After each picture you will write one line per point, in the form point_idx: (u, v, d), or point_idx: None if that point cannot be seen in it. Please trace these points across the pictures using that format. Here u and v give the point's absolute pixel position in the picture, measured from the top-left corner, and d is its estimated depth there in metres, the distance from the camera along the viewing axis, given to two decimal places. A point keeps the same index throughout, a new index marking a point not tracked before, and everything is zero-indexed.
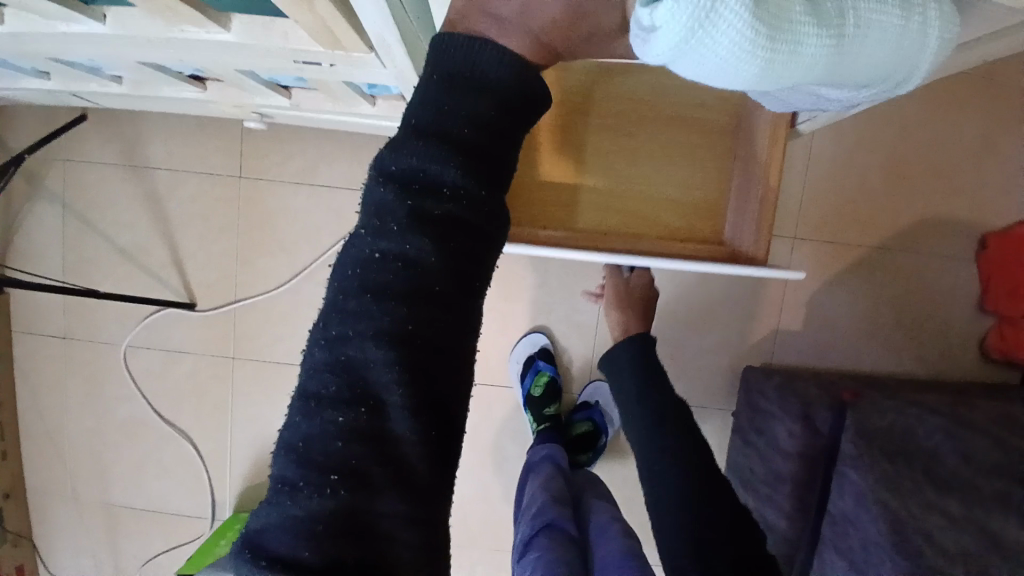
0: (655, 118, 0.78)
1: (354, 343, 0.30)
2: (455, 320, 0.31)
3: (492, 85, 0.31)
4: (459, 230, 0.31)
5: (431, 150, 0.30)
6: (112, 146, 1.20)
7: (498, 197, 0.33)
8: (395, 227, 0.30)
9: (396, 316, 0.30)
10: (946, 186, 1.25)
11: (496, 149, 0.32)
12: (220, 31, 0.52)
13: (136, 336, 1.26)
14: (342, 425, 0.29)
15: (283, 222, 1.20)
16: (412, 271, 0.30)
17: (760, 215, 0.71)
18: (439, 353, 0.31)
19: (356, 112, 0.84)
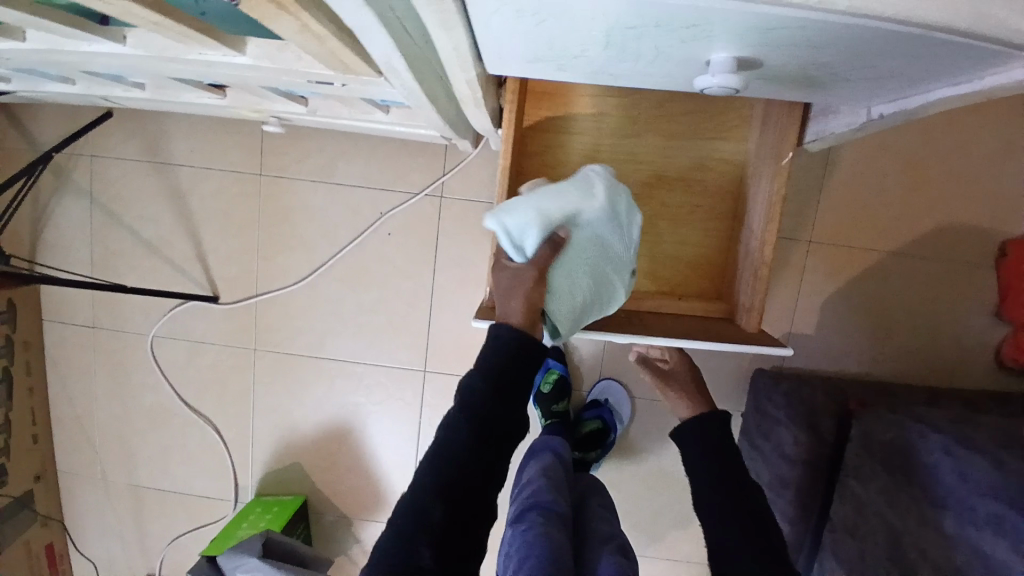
0: (656, 171, 0.77)
1: (404, 537, 0.55)
2: (468, 519, 0.57)
3: (499, 380, 0.57)
4: (491, 426, 0.56)
5: (481, 385, 0.57)
6: (136, 143, 1.24)
7: (497, 441, 0.57)
8: (459, 421, 0.57)
9: (449, 471, 0.56)
10: (969, 189, 1.23)
11: (519, 381, 0.58)
12: (235, 54, 0.54)
13: (160, 325, 1.31)
14: (407, 534, 0.55)
15: (302, 217, 1.23)
16: (444, 494, 0.56)
17: (753, 296, 0.69)
18: (457, 540, 0.56)
19: (369, 119, 0.86)
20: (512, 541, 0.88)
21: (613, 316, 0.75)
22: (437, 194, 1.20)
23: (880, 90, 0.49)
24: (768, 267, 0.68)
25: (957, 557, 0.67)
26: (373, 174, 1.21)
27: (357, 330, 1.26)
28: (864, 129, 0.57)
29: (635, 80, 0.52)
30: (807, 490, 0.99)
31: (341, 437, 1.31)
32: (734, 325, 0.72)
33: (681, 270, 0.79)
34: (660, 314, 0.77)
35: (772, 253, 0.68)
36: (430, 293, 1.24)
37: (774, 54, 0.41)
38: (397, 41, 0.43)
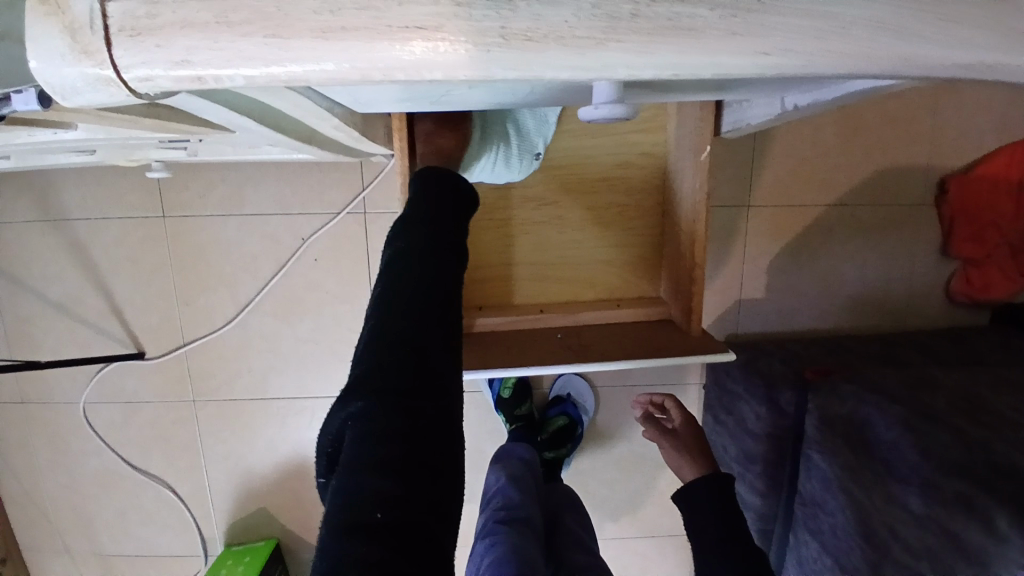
0: (576, 174, 0.72)
1: (370, 360, 0.42)
2: (439, 324, 0.45)
3: (427, 191, 0.53)
4: (439, 234, 0.50)
5: (420, 205, 0.51)
6: (22, 200, 1.12)
7: (444, 240, 0.50)
8: (404, 243, 0.48)
9: (410, 283, 0.45)
10: (900, 129, 1.21)
11: (455, 197, 0.54)
12: (64, 132, 0.46)
13: (89, 391, 1.21)
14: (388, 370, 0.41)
15: (220, 254, 1.14)
16: (400, 298, 0.44)
17: (690, 299, 0.65)
18: (431, 345, 0.43)
19: (258, 153, 0.78)
20: (481, 558, 0.87)
21: (549, 340, 0.69)
22: (359, 210, 1.13)
23: (791, 84, 0.44)
24: (702, 266, 0.64)
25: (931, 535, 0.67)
26: (287, 198, 1.12)
27: (300, 363, 1.20)
28: (782, 118, 0.52)
29: (519, 103, 0.46)
30: (774, 462, 1.00)
31: (303, 473, 1.25)
32: (676, 328, 0.68)
33: (616, 274, 0.75)
34: (599, 326, 0.72)
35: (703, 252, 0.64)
36: None
37: None
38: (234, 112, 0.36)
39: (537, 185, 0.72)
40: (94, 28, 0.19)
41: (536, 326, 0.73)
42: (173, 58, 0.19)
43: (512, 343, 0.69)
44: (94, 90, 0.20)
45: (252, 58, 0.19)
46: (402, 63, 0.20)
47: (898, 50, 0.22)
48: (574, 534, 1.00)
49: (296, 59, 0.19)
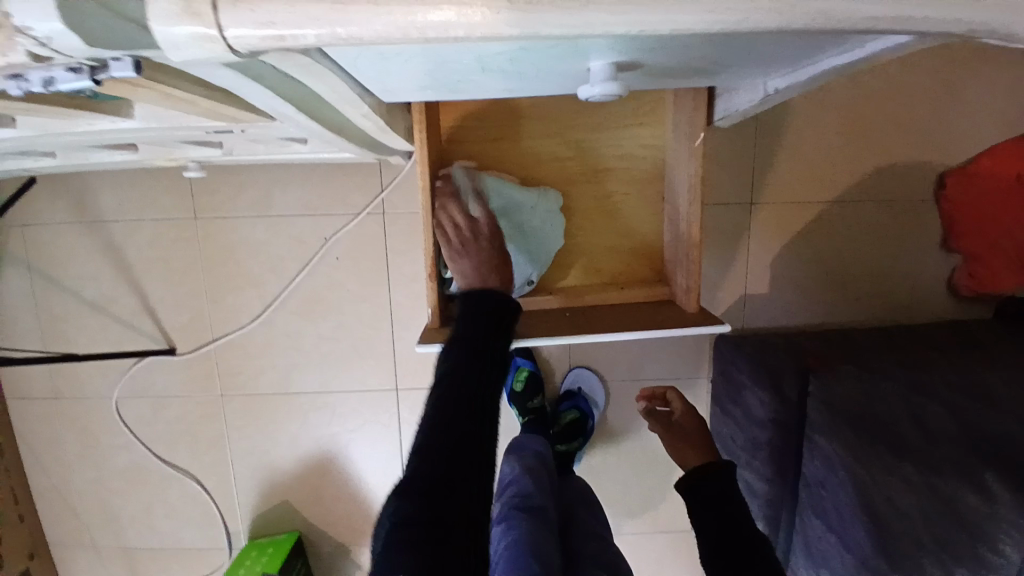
0: (583, 165, 0.77)
1: (415, 467, 0.53)
2: (476, 444, 0.55)
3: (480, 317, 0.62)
4: (481, 354, 0.59)
5: (467, 324, 0.62)
6: (62, 205, 1.20)
7: (488, 362, 0.59)
8: (452, 361, 0.59)
9: (452, 404, 0.55)
10: (898, 128, 1.26)
11: (499, 311, 0.64)
12: (124, 120, 0.53)
13: (120, 385, 1.27)
14: (427, 478, 0.52)
15: (247, 255, 1.21)
16: (446, 421, 0.55)
17: (689, 277, 0.70)
18: (466, 463, 0.54)
19: (287, 152, 0.84)
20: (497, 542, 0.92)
21: (558, 319, 0.74)
22: (379, 211, 1.19)
23: (775, 64, 0.48)
24: (699, 246, 0.68)
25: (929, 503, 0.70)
26: (310, 200, 1.19)
27: (322, 359, 1.25)
28: (766, 103, 0.57)
29: (525, 89, 0.51)
30: (780, 448, 1.03)
31: (324, 467, 1.30)
32: (676, 307, 0.73)
33: (620, 259, 0.79)
34: (605, 306, 0.76)
35: (700, 232, 0.68)
36: (389, 310, 1.23)
37: (652, 55, 0.41)
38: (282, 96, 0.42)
39: (545, 176, 0.78)
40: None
41: (545, 307, 0.77)
42: (261, 18, 0.24)
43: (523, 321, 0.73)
44: (197, 46, 0.25)
45: (318, 19, 0.24)
46: (432, 24, 0.25)
47: (841, 6, 0.27)
48: (586, 522, 1.04)
49: (351, 22, 0.25)
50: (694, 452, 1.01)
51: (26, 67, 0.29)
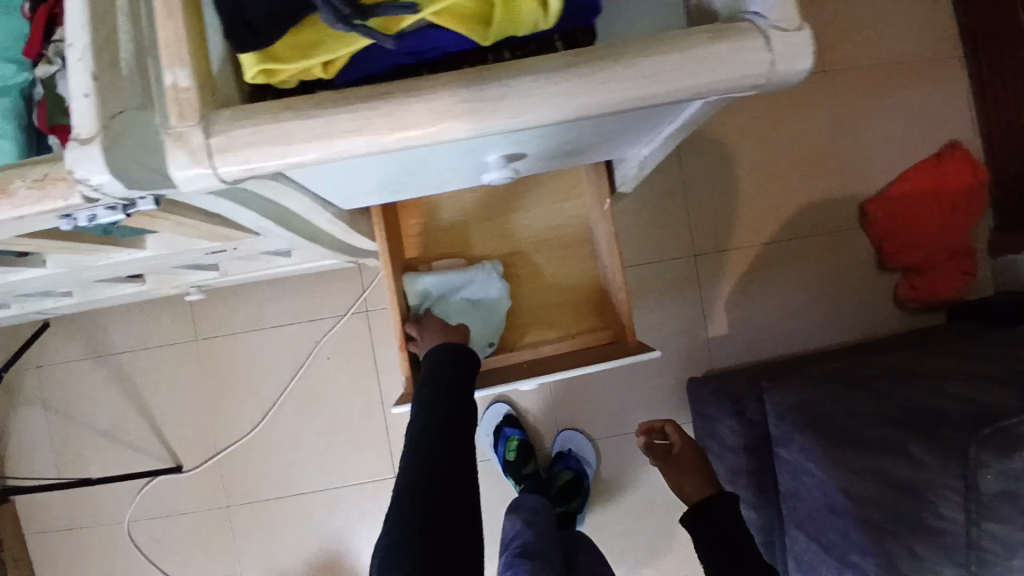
0: (523, 240, 0.92)
1: (399, 497, 0.64)
2: (454, 476, 0.65)
3: (441, 367, 0.74)
4: (444, 396, 0.72)
5: (431, 374, 0.74)
6: (75, 344, 1.32)
7: (457, 412, 0.71)
8: (420, 407, 0.71)
9: (422, 440, 0.67)
10: (810, 173, 1.43)
11: (458, 360, 0.76)
12: (138, 250, 0.66)
13: (132, 509, 1.32)
14: (407, 502, 0.63)
15: (245, 365, 1.32)
16: (427, 458, 0.66)
17: (623, 316, 0.82)
18: (447, 491, 0.64)
19: (274, 266, 0.98)
20: None
21: (519, 370, 0.84)
22: (363, 309, 1.32)
23: (636, 137, 0.63)
24: (624, 289, 0.81)
25: None
26: (299, 308, 1.31)
27: (323, 455, 1.32)
28: (645, 166, 0.72)
29: (451, 183, 0.66)
30: (757, 471, 1.09)
31: (334, 564, 1.32)
32: (618, 345, 0.84)
33: (568, 313, 0.91)
34: (559, 354, 0.87)
35: (624, 277, 0.81)
36: (382, 398, 1.33)
37: (531, 146, 0.55)
38: (262, 212, 0.55)
39: (493, 252, 0.91)
40: (201, 144, 0.36)
41: (507, 362, 0.88)
42: (239, 160, 0.36)
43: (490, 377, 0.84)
44: (201, 179, 0.36)
45: None
46: None
47: None
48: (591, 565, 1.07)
49: None
50: (694, 484, 1.00)
51: (80, 207, 0.41)
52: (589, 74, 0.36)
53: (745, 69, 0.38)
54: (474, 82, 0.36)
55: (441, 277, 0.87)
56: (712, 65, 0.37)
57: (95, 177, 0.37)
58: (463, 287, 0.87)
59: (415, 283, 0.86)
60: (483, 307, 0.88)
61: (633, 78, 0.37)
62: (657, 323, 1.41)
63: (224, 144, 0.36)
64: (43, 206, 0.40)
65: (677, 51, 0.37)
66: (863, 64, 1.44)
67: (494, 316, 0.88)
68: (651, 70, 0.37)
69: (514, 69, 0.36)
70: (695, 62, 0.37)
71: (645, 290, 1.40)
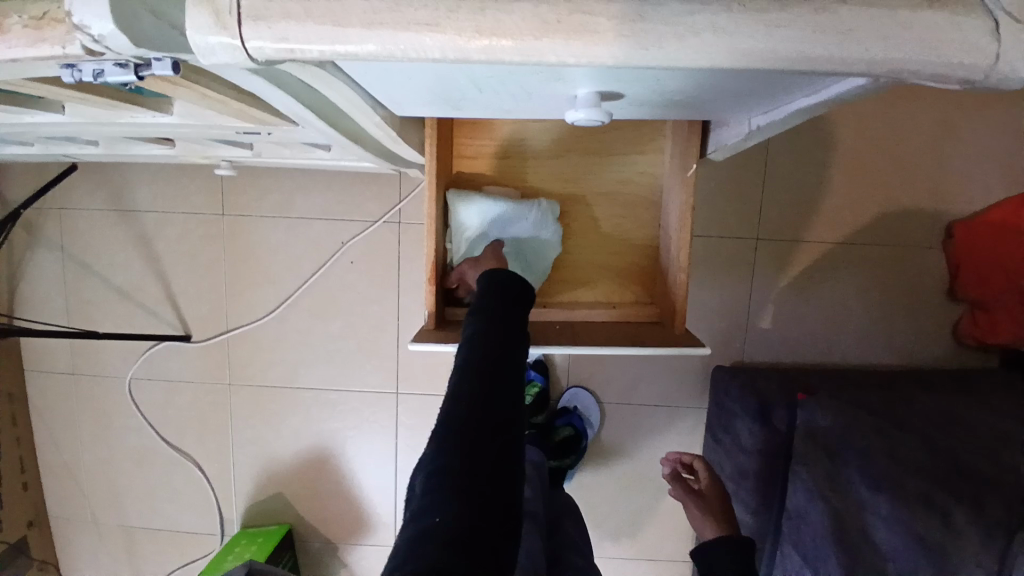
0: (584, 189, 0.82)
1: (447, 414, 0.52)
2: (509, 408, 0.54)
3: (498, 290, 0.66)
4: (500, 319, 0.63)
5: (485, 297, 0.65)
6: (101, 193, 1.28)
7: (510, 338, 0.61)
8: (472, 326, 0.61)
9: (477, 355, 0.57)
10: (909, 176, 1.28)
11: (515, 289, 0.68)
12: (162, 114, 0.58)
13: (136, 368, 1.33)
14: (458, 417, 0.51)
15: (266, 252, 1.27)
16: (482, 373, 0.55)
17: (675, 299, 0.73)
18: (502, 421, 0.53)
19: (311, 157, 0.90)
20: None
21: (547, 329, 0.77)
22: (395, 220, 1.25)
23: (755, 101, 0.52)
24: (684, 272, 0.72)
25: (909, 543, 0.70)
26: (330, 205, 1.25)
27: (329, 359, 1.30)
28: (750, 138, 0.61)
29: (524, 112, 0.56)
30: (766, 480, 1.03)
31: (321, 463, 1.34)
32: (662, 328, 0.76)
33: (614, 279, 0.83)
34: (594, 322, 0.80)
35: (688, 257, 0.72)
36: (397, 315, 1.28)
37: (631, 87, 0.45)
38: (302, 100, 0.47)
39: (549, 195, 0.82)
40: (231, 9, 0.27)
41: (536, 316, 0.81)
42: (274, 34, 0.27)
43: None
44: (226, 53, 0.28)
45: None
46: None
47: None
48: (574, 535, 1.05)
49: None
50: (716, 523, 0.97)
51: (81, 61, 0.33)
52: (758, 9, 0.27)
53: (966, 51, 0.27)
54: None
55: (496, 206, 0.76)
56: (920, 33, 0.27)
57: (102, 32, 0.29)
58: (517, 222, 0.77)
59: (467, 206, 0.75)
60: (531, 247, 0.80)
61: (814, 28, 0.27)
62: (696, 302, 1.31)
63: (259, 8, 0.27)
64: (37, 53, 0.32)
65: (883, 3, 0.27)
66: None
67: (540, 259, 0.81)
68: (842, 23, 0.27)
69: None
70: (898, 23, 0.27)
71: (693, 264, 1.30)
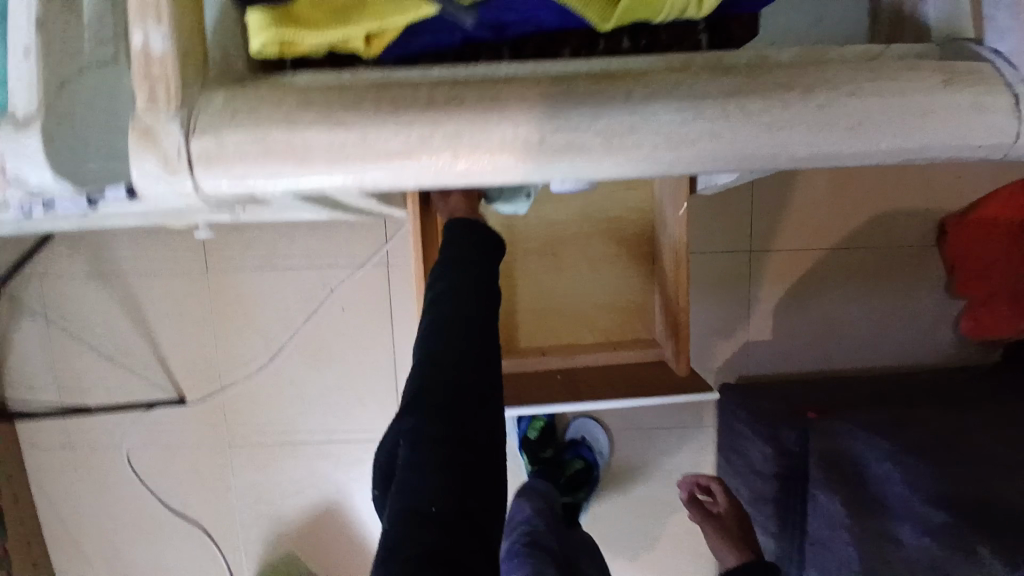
0: (574, 230, 0.80)
1: (418, 382, 0.51)
2: (480, 368, 0.53)
3: (464, 234, 0.62)
4: (467, 264, 0.59)
5: (451, 242, 0.61)
6: (80, 258, 1.25)
7: (479, 285, 0.58)
8: (437, 279, 0.58)
9: (443, 313, 0.55)
10: (899, 176, 1.27)
11: (480, 229, 0.63)
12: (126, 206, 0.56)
13: (131, 433, 1.29)
14: (429, 384, 0.50)
15: (255, 305, 1.24)
16: (451, 332, 0.53)
17: (677, 339, 0.71)
18: (478, 388, 0.51)
19: (291, 215, 0.88)
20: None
21: (550, 381, 0.75)
22: (383, 262, 1.22)
23: None
24: (687, 311, 0.69)
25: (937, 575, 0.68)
26: (316, 252, 1.22)
27: (328, 407, 1.27)
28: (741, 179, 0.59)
29: None
30: (782, 503, 1.01)
31: (329, 514, 1.30)
32: (669, 368, 0.73)
33: (613, 319, 0.80)
34: (597, 367, 0.78)
35: (687, 297, 0.70)
36: (393, 358, 1.25)
37: None
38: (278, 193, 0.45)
39: (538, 238, 0.80)
40: (178, 154, 0.26)
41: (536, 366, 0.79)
42: (231, 178, 0.26)
43: (518, 385, 0.75)
44: (180, 196, 0.27)
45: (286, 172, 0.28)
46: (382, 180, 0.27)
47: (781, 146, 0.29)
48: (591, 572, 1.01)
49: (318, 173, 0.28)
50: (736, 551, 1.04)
51: None
52: (748, 112, 0.26)
53: (979, 131, 0.27)
54: (581, 104, 0.26)
55: None
56: (945, 119, 0.27)
57: (33, 176, 0.36)
58: None
59: None
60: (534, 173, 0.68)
61: (827, 122, 0.26)
62: (695, 320, 1.29)
63: (209, 150, 0.26)
64: None
65: (898, 93, 0.26)
66: None
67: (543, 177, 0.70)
68: (848, 120, 0.26)
69: (641, 88, 0.26)
70: (916, 111, 0.27)
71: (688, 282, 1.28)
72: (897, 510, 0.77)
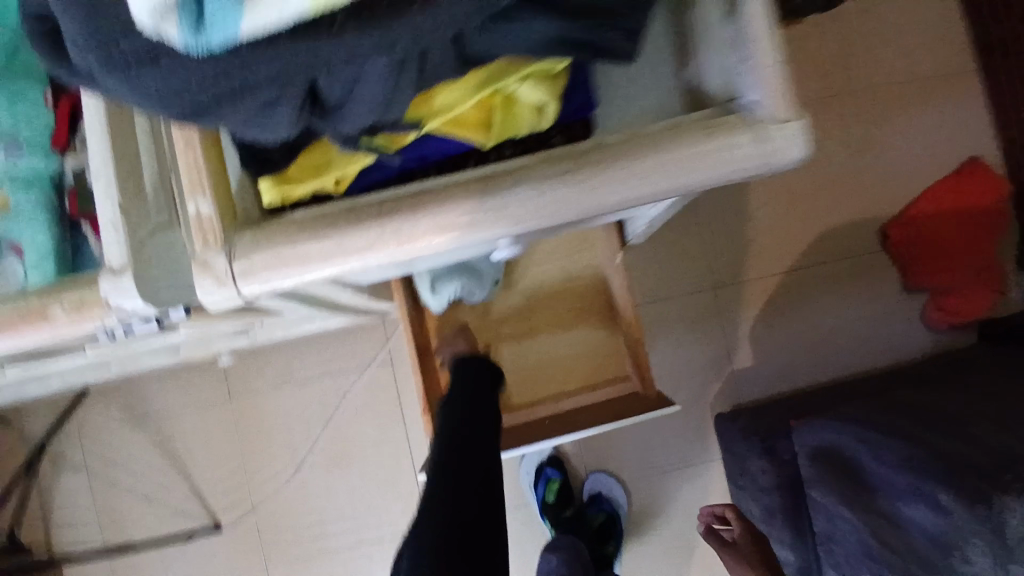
0: (537, 293, 0.93)
1: (429, 478, 0.70)
2: (477, 466, 0.72)
3: (468, 371, 0.84)
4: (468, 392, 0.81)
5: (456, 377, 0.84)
6: (116, 407, 1.36)
7: (478, 408, 0.79)
8: (445, 404, 0.80)
9: (448, 428, 0.75)
10: (832, 196, 1.41)
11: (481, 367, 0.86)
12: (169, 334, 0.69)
13: (174, 567, 1.35)
14: (436, 478, 0.69)
15: (277, 421, 1.35)
16: (453, 443, 0.73)
17: (640, 368, 0.84)
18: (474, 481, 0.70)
19: (301, 328, 1.00)
20: None
21: (544, 427, 0.87)
22: (389, 359, 1.34)
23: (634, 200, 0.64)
24: (642, 342, 0.83)
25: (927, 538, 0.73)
26: (327, 362, 1.34)
27: (356, 506, 1.34)
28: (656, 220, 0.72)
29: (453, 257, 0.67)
30: (792, 511, 1.06)
31: None
32: (640, 396, 0.85)
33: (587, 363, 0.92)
34: (582, 406, 0.90)
35: (640, 331, 0.84)
36: (410, 447, 1.34)
37: None
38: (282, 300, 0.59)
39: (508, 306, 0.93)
40: (226, 273, 0.41)
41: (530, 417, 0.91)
42: (261, 281, 0.41)
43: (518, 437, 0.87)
44: (223, 297, 0.41)
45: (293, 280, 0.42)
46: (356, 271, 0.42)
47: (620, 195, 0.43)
48: None
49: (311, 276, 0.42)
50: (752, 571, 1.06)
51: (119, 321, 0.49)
52: (579, 179, 0.40)
53: (742, 159, 0.40)
54: (476, 191, 0.40)
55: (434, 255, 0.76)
56: (714, 157, 0.40)
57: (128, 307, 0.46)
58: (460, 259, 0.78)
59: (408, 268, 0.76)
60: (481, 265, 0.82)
61: (634, 173, 0.40)
62: (681, 359, 1.39)
63: (246, 267, 0.40)
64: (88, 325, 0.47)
65: (674, 147, 0.40)
66: (883, 86, 1.41)
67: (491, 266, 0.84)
68: (649, 170, 0.40)
69: (512, 177, 0.40)
70: (702, 152, 0.40)
71: (667, 325, 1.39)
72: (882, 487, 0.83)
